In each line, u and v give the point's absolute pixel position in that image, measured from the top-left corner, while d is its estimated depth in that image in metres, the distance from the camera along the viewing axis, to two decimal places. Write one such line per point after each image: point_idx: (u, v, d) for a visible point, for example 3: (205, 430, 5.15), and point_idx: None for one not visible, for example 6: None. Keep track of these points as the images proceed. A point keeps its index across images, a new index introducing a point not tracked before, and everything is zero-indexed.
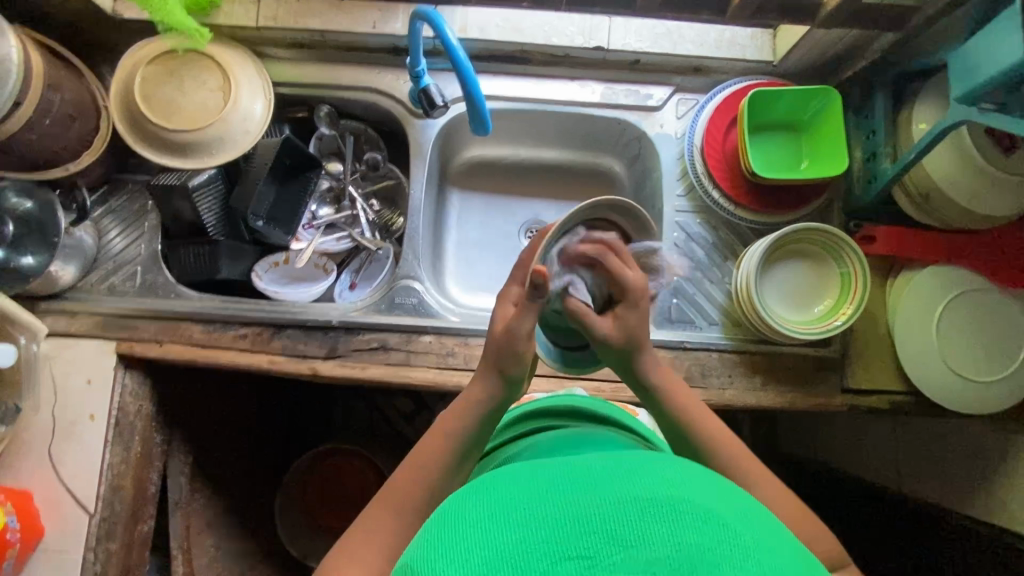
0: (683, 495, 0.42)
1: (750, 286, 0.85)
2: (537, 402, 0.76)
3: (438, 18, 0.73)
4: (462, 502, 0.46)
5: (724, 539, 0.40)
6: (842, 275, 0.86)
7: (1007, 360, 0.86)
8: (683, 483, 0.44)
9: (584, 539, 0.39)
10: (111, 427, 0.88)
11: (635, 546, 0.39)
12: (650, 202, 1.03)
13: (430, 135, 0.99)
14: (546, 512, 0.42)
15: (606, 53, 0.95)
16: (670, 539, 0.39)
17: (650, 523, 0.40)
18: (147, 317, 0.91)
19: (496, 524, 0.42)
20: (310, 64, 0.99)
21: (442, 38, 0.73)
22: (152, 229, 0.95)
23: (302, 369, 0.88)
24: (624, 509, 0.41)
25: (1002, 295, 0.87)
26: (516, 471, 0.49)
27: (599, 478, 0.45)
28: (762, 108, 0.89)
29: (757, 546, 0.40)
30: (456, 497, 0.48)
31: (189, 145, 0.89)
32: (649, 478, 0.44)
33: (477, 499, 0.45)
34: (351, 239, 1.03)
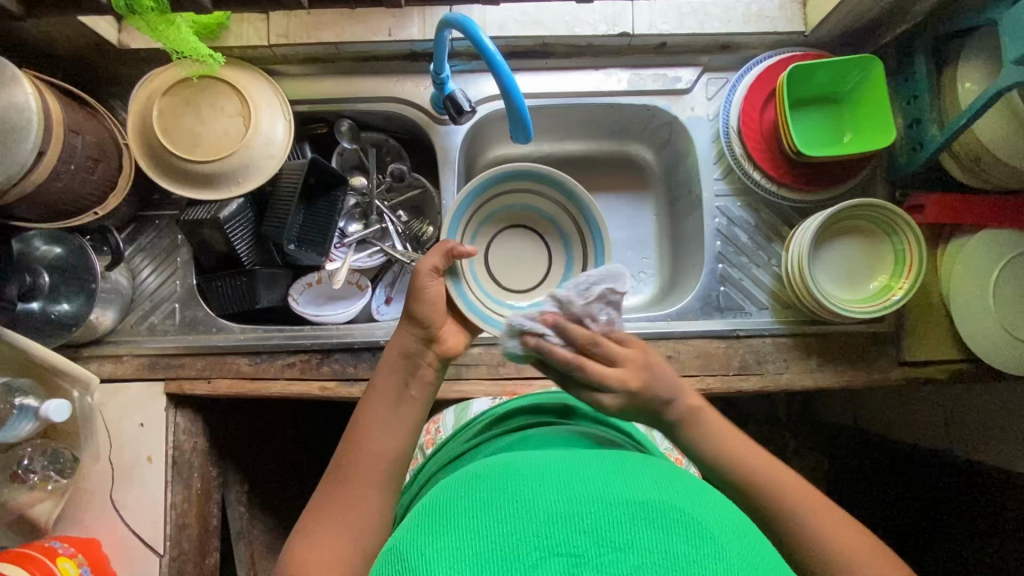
0: (671, 503, 0.44)
1: (803, 268, 0.83)
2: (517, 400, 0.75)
3: (469, 23, 0.69)
4: (456, 494, 0.48)
5: (711, 552, 0.41)
6: (897, 250, 0.84)
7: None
8: (675, 492, 0.46)
9: (573, 537, 0.41)
10: (170, 467, 0.88)
11: (622, 550, 0.40)
12: (685, 188, 1.01)
13: (455, 142, 0.95)
14: (539, 507, 0.43)
15: (631, 39, 0.92)
16: (656, 546, 0.40)
17: (639, 529, 0.41)
18: (192, 355, 0.90)
19: (488, 515, 0.43)
20: (325, 78, 0.96)
21: (476, 44, 0.69)
22: (184, 264, 0.93)
23: (355, 392, 0.87)
24: (613, 514, 0.42)
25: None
26: (513, 463, 0.51)
27: (591, 479, 0.46)
28: (801, 82, 0.86)
29: (741, 561, 0.41)
30: (445, 490, 0.49)
31: (214, 177, 0.87)
32: (642, 484, 0.46)
33: (472, 490, 0.47)
34: (384, 254, 1.01)
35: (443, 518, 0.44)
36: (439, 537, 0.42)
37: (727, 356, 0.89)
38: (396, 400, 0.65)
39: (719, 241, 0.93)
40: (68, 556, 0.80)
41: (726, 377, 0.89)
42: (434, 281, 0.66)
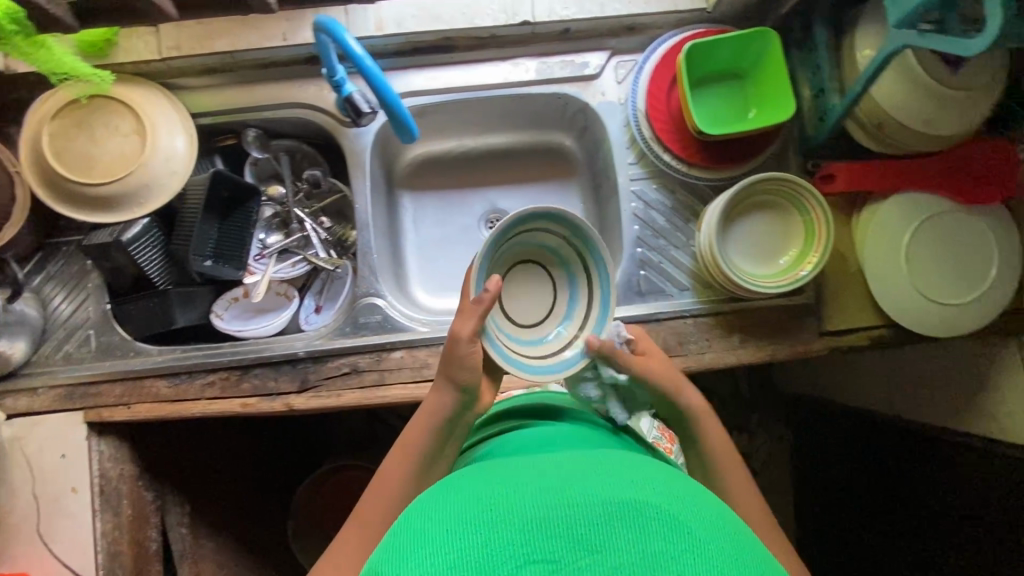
0: (649, 500, 0.43)
1: (713, 248, 0.82)
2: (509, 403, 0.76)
3: (337, 27, 0.69)
4: (433, 502, 0.47)
5: (688, 549, 0.41)
6: (807, 222, 0.84)
7: (1006, 287, 0.85)
8: (653, 488, 0.45)
9: (549, 542, 0.41)
10: (96, 496, 0.87)
11: (598, 551, 0.41)
12: (605, 174, 1.00)
13: (365, 143, 0.94)
14: (516, 512, 0.43)
15: (533, 27, 0.90)
16: (634, 547, 0.40)
17: (615, 529, 0.41)
18: (110, 381, 0.88)
19: (464, 523, 0.43)
20: (226, 88, 0.93)
21: (346, 50, 0.69)
22: (96, 288, 0.91)
23: (276, 407, 0.86)
24: (591, 515, 0.42)
25: (1001, 214, 0.86)
26: (494, 472, 0.50)
27: (567, 481, 0.46)
28: (703, 61, 0.85)
29: (721, 556, 0.41)
30: (425, 497, 0.49)
31: (115, 198, 0.85)
32: (619, 483, 0.45)
33: (450, 499, 0.47)
34: (307, 262, 1.00)
35: (422, 527, 0.44)
36: (416, 547, 0.42)
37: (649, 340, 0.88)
38: (433, 453, 0.69)
39: (637, 225, 0.92)
40: None
41: None
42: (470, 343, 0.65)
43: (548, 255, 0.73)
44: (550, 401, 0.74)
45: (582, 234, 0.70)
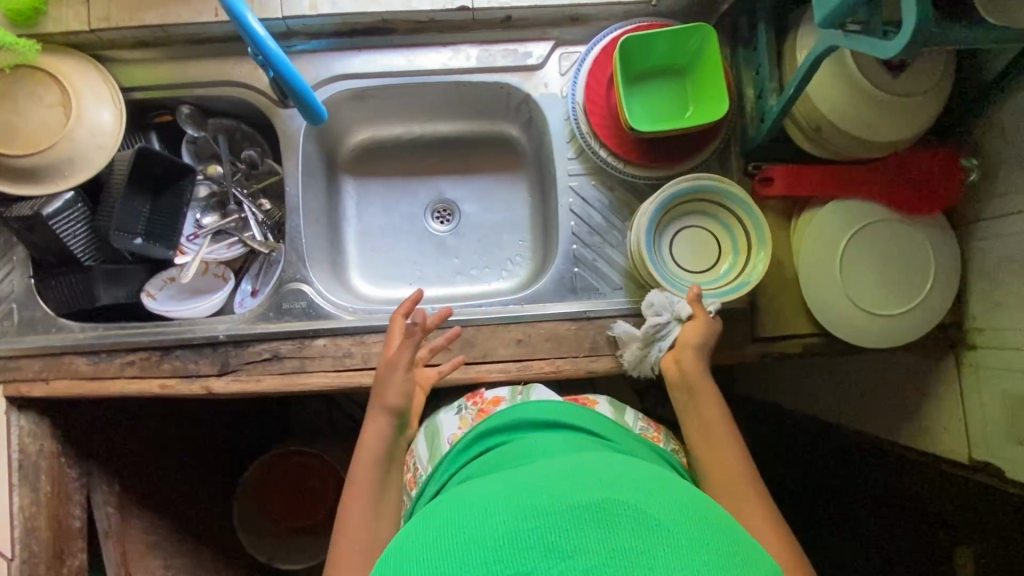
0: (613, 496, 0.44)
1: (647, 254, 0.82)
2: (486, 423, 0.75)
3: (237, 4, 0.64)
4: (408, 540, 0.46)
5: (659, 540, 0.41)
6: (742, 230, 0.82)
7: (934, 314, 0.83)
8: (623, 486, 0.46)
9: (524, 555, 0.41)
10: (14, 471, 0.87)
11: (573, 556, 0.40)
12: (548, 168, 0.98)
13: (300, 125, 0.92)
14: (486, 535, 0.43)
15: (473, 13, 0.88)
16: (605, 544, 0.40)
17: (586, 533, 0.41)
18: (31, 356, 0.87)
19: (439, 556, 0.43)
20: (159, 63, 0.91)
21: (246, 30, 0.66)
22: (21, 261, 0.89)
23: (195, 389, 0.85)
24: (561, 520, 0.42)
25: (943, 226, 0.84)
26: (467, 498, 0.50)
27: (537, 492, 0.46)
28: (641, 56, 0.83)
29: (692, 540, 0.41)
30: (401, 538, 0.48)
31: (35, 170, 0.83)
32: (586, 484, 0.46)
33: (423, 534, 0.46)
34: (243, 244, 0.98)
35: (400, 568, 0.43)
36: None
37: (577, 338, 0.87)
38: (381, 480, 0.77)
39: (573, 221, 0.90)
40: None
41: (577, 359, 0.87)
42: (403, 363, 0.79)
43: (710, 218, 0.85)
44: (525, 415, 0.73)
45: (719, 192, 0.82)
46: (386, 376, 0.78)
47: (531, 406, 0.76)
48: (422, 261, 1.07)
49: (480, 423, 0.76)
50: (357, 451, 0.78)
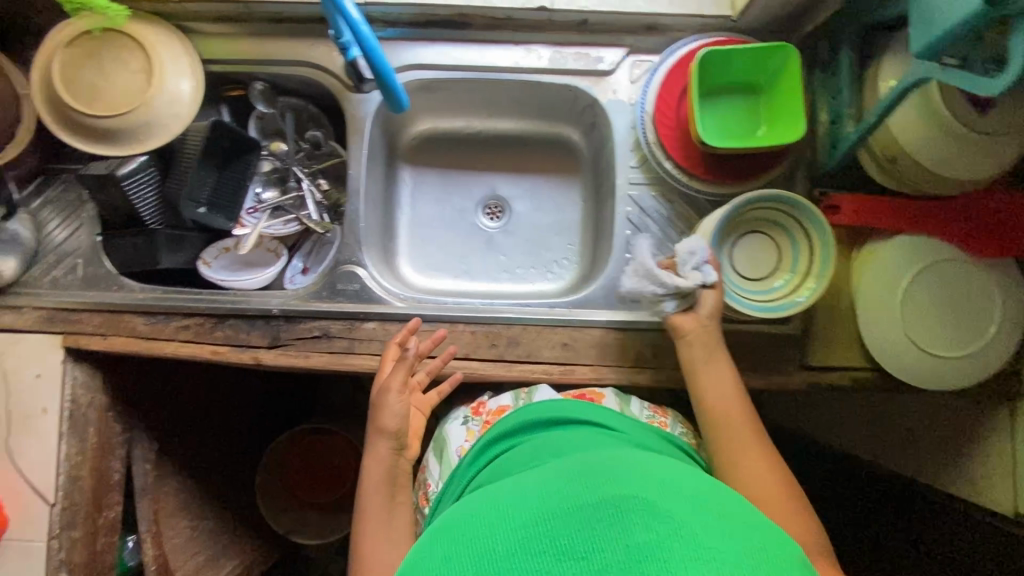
0: (625, 499, 0.47)
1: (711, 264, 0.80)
2: (501, 425, 0.77)
3: None
4: (437, 552, 0.50)
5: (672, 533, 0.43)
6: (809, 246, 0.80)
7: (995, 362, 0.81)
8: (639, 485, 0.49)
9: (545, 562, 0.44)
10: (65, 420, 0.90)
11: (589, 559, 0.43)
12: (607, 174, 0.98)
13: (369, 110, 0.93)
14: (510, 543, 0.47)
15: (550, 14, 0.88)
16: (620, 542, 0.43)
17: (600, 530, 0.45)
18: (91, 311, 0.90)
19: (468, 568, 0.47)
20: (238, 38, 0.93)
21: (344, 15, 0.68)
22: (90, 219, 0.93)
23: (245, 358, 0.87)
24: (577, 528, 0.46)
25: (1014, 271, 0.82)
26: (497, 497, 0.55)
27: (555, 504, 0.49)
28: (719, 72, 0.82)
29: (704, 530, 0.44)
30: (428, 549, 0.52)
31: (116, 133, 0.86)
32: (599, 490, 0.49)
33: (449, 548, 0.50)
34: (299, 223, 1.00)
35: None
36: None
37: (624, 347, 0.87)
38: (387, 505, 0.77)
39: (629, 231, 0.90)
40: None
41: (621, 369, 0.87)
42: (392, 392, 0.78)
43: (780, 229, 0.82)
44: (534, 413, 0.75)
45: (796, 207, 0.78)
46: (380, 400, 0.78)
47: (532, 406, 0.78)
48: (469, 255, 1.08)
49: (493, 427, 0.79)
50: (361, 483, 0.78)
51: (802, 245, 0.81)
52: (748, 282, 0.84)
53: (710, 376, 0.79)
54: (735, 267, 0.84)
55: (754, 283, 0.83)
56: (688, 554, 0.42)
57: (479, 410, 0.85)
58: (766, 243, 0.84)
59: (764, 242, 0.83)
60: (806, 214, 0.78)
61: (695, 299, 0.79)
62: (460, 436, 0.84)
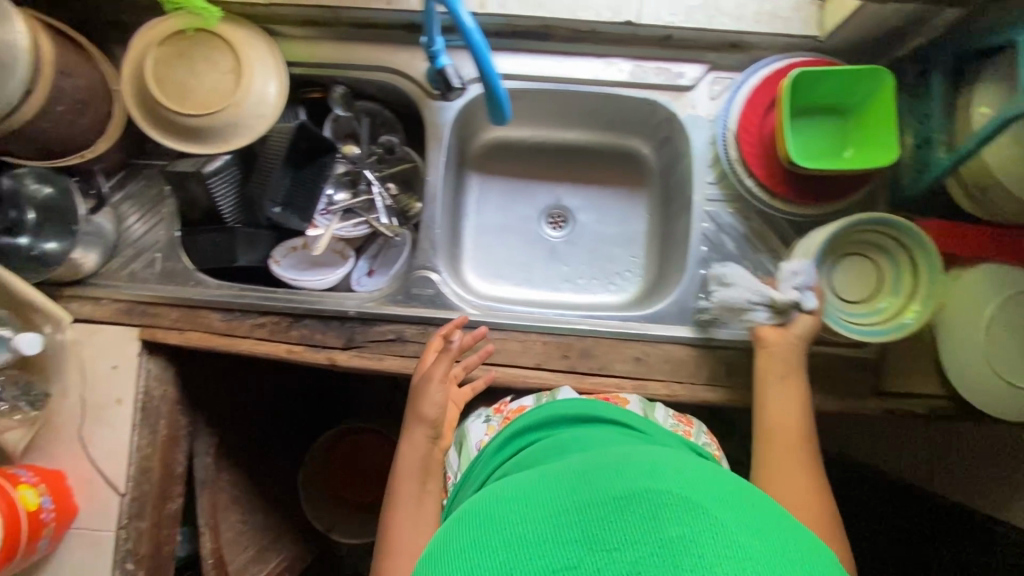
0: (658, 488, 0.44)
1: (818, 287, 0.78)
2: (522, 420, 0.75)
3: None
4: (451, 535, 0.47)
5: (708, 529, 0.40)
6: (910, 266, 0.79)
7: None
8: (671, 478, 0.45)
9: (569, 548, 0.41)
10: (138, 411, 0.91)
11: (618, 549, 0.40)
12: (678, 189, 0.98)
13: (447, 118, 0.94)
14: (531, 526, 0.43)
15: (635, 28, 0.88)
16: (652, 535, 0.40)
17: (631, 521, 0.41)
18: (168, 305, 0.91)
19: (483, 552, 0.43)
20: (322, 42, 0.94)
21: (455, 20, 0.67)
22: (170, 215, 0.94)
23: (320, 358, 0.88)
24: (604, 513, 0.42)
25: None
26: (513, 480, 0.52)
27: (578, 487, 0.46)
28: (808, 92, 0.82)
29: (742, 530, 0.41)
30: (440, 535, 0.48)
31: (203, 131, 0.86)
32: (627, 478, 0.46)
33: (462, 530, 0.46)
34: (368, 226, 1.01)
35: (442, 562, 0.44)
36: None
37: (697, 364, 0.87)
38: (418, 493, 0.78)
39: (705, 247, 0.90)
40: (30, 485, 0.83)
41: (694, 386, 0.87)
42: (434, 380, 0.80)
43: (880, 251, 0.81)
44: (555, 411, 0.74)
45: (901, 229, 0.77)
46: (422, 387, 0.80)
47: (554, 403, 0.77)
48: (532, 264, 1.09)
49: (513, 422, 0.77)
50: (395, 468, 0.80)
51: (903, 266, 0.80)
52: (848, 303, 0.83)
53: (778, 394, 0.79)
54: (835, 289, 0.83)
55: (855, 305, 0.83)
56: (728, 554, 0.39)
57: (501, 408, 0.85)
58: (863, 265, 0.83)
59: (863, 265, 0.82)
60: (912, 236, 0.77)
61: (788, 318, 0.79)
62: (481, 432, 0.84)
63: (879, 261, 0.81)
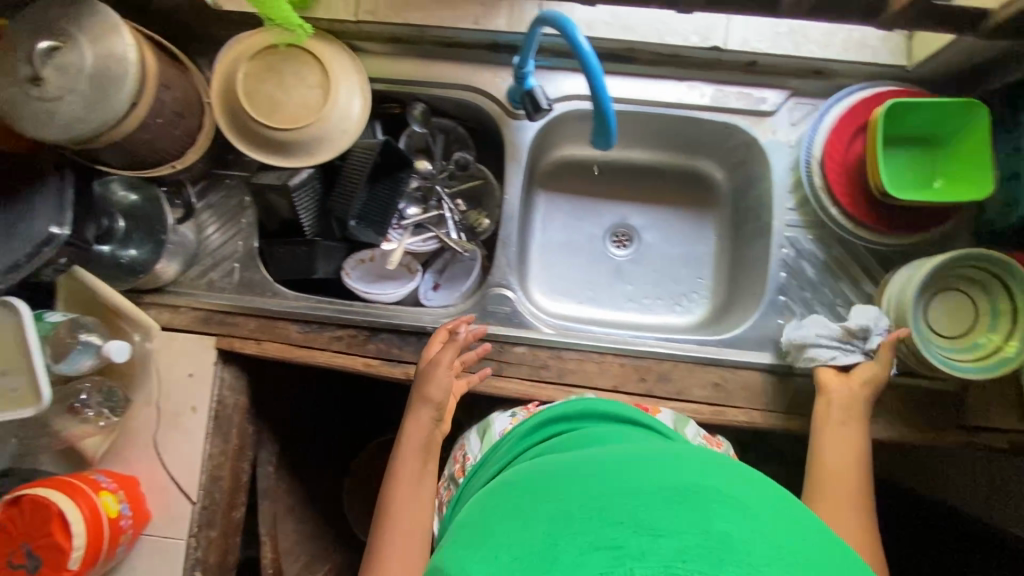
0: (704, 488, 0.42)
1: (913, 317, 0.79)
2: (541, 413, 0.72)
3: (569, 23, 0.70)
4: (489, 522, 0.45)
5: (757, 533, 0.38)
6: (1009, 305, 0.79)
7: None
8: (710, 479, 0.44)
9: (611, 530, 0.38)
10: (212, 419, 0.91)
11: (664, 535, 0.37)
12: (754, 213, 0.98)
13: (525, 138, 0.95)
14: (570, 509, 0.41)
15: (721, 54, 0.88)
16: (699, 527, 0.38)
17: (677, 513, 0.39)
18: (246, 315, 0.92)
19: (519, 533, 0.41)
20: (404, 59, 0.95)
21: (571, 43, 0.71)
22: (248, 226, 0.95)
23: (397, 373, 0.88)
24: (649, 503, 0.40)
25: None
26: (548, 472, 0.50)
27: (621, 479, 0.44)
28: (899, 121, 0.81)
29: (789, 538, 0.38)
30: (473, 523, 0.47)
31: (291, 145, 0.87)
32: (672, 476, 0.44)
33: (498, 521, 0.45)
34: (438, 241, 1.01)
35: (476, 543, 0.43)
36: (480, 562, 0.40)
37: (775, 392, 0.86)
38: (419, 472, 0.77)
39: (784, 273, 0.90)
40: (110, 491, 0.83)
41: (772, 414, 0.86)
42: (442, 366, 0.80)
43: (975, 286, 0.82)
44: (583, 404, 0.70)
45: (1003, 267, 0.78)
46: (429, 371, 0.80)
47: (578, 400, 0.72)
48: (597, 283, 1.08)
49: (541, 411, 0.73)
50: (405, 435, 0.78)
51: (1002, 304, 0.80)
52: (941, 338, 0.83)
53: (839, 433, 0.77)
54: (928, 323, 0.83)
55: (946, 341, 0.83)
56: (778, 551, 0.37)
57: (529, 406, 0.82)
58: (958, 299, 0.83)
59: (957, 299, 0.83)
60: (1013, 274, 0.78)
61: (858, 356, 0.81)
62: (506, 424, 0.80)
63: (974, 296, 0.82)
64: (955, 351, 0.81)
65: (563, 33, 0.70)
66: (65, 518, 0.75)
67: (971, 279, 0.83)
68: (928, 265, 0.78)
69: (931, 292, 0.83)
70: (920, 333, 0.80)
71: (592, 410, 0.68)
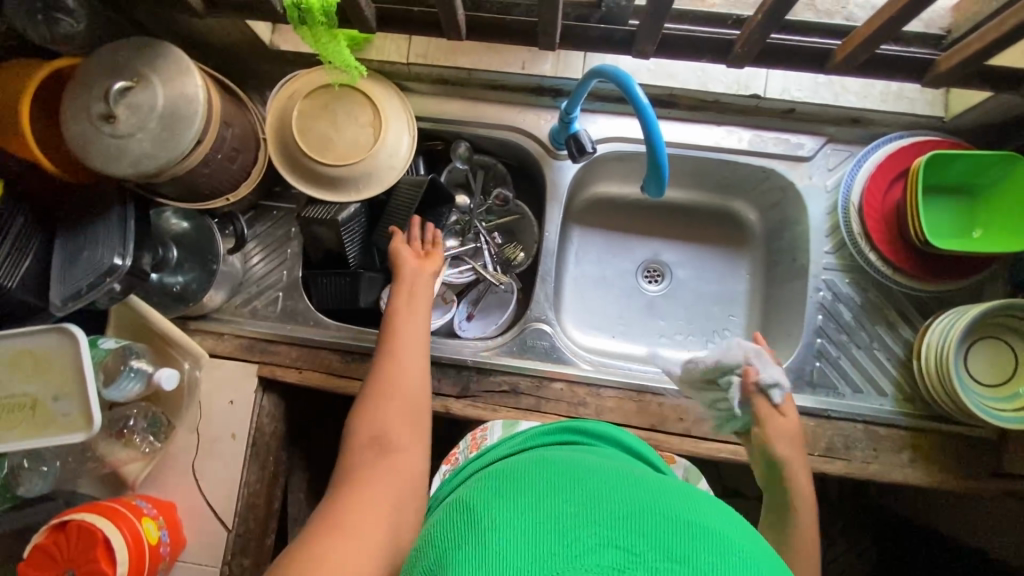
0: (729, 536, 0.42)
1: (952, 364, 0.79)
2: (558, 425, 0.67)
3: (628, 79, 0.74)
4: (517, 479, 0.48)
5: None
6: None
7: None
8: (734, 527, 0.44)
9: (632, 537, 0.41)
10: (250, 447, 0.91)
11: (680, 562, 0.39)
12: (789, 255, 0.99)
13: (565, 177, 0.99)
14: (598, 502, 0.44)
15: (760, 101, 0.91)
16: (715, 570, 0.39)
17: (697, 549, 0.40)
18: (287, 343, 0.94)
19: (543, 499, 0.44)
20: (451, 99, 0.99)
21: (629, 96, 0.74)
22: (293, 256, 0.98)
23: (435, 406, 0.88)
24: (674, 528, 0.41)
25: None
26: (582, 463, 0.51)
27: (652, 496, 0.45)
28: (938, 170, 0.83)
29: None
30: (502, 476, 0.50)
31: (340, 181, 0.89)
32: (703, 510, 0.45)
33: (525, 480, 0.47)
34: (474, 272, 1.01)
35: (500, 495, 0.46)
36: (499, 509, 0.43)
37: (814, 435, 0.86)
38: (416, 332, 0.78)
39: (821, 315, 0.91)
40: (150, 517, 0.83)
41: (810, 457, 0.85)
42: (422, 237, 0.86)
43: (1011, 334, 0.84)
44: (613, 430, 0.66)
45: None
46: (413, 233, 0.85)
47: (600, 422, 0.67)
48: (629, 319, 1.09)
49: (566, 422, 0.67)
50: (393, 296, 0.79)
51: None
52: (980, 385, 0.83)
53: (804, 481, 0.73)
54: (968, 371, 0.84)
55: (986, 389, 0.83)
56: None
57: None
58: (995, 347, 0.84)
59: (995, 348, 0.84)
60: None
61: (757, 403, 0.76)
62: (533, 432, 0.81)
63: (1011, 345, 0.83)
64: (996, 399, 0.81)
65: (626, 92, 0.74)
66: (110, 545, 0.75)
67: (1007, 328, 0.84)
68: (969, 313, 0.79)
69: (969, 340, 0.84)
70: (961, 381, 0.80)
71: (618, 435, 0.65)
